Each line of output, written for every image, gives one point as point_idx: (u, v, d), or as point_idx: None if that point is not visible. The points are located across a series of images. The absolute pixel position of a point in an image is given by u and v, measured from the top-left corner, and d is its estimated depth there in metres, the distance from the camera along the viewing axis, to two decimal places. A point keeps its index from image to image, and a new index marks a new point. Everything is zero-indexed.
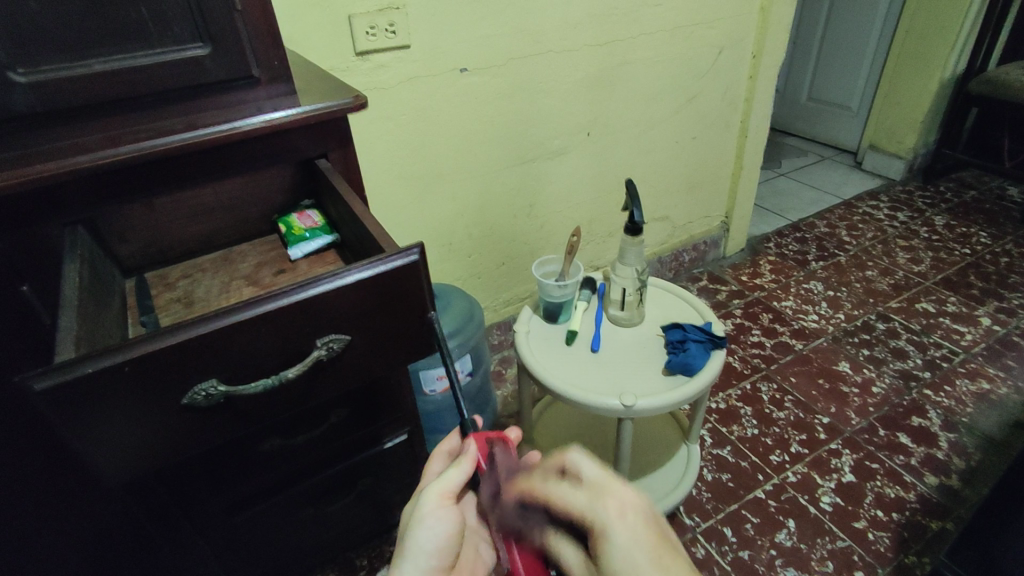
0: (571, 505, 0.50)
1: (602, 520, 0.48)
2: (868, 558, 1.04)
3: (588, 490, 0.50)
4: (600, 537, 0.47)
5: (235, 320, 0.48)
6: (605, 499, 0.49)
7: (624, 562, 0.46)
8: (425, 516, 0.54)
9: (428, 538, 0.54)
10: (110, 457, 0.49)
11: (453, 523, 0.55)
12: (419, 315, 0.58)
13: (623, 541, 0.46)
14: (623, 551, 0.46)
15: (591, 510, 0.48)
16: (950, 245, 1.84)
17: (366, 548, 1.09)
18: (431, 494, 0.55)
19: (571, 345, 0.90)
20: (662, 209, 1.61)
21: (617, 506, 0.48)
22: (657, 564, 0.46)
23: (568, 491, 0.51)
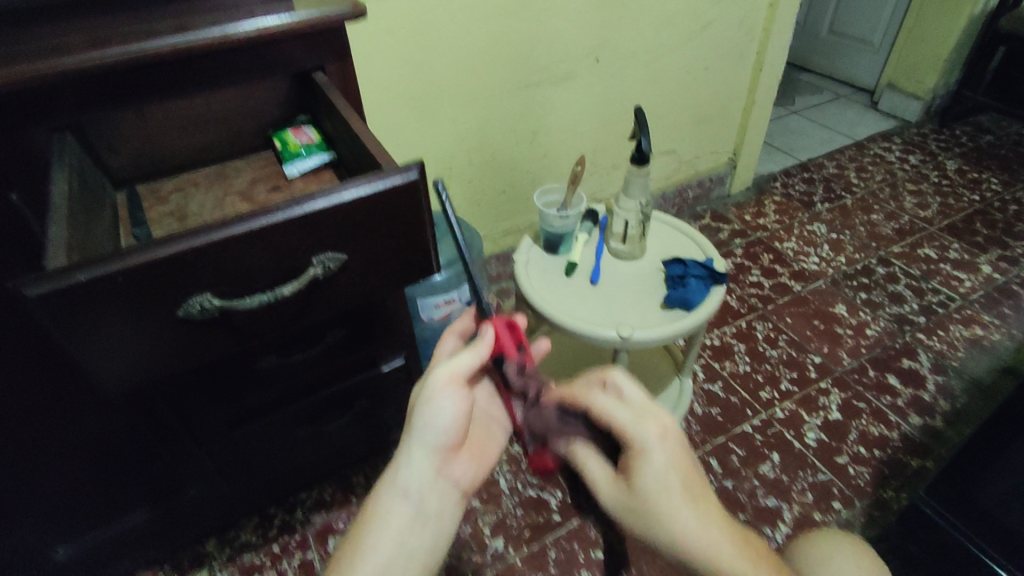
0: (616, 420, 0.57)
1: (643, 440, 0.55)
2: (848, 491, 1.09)
3: (631, 413, 0.57)
4: (638, 455, 0.55)
5: (228, 234, 0.47)
6: (647, 424, 0.56)
7: (654, 479, 0.53)
8: (435, 396, 0.57)
9: (439, 418, 0.58)
10: (108, 366, 0.49)
11: (461, 407, 0.58)
12: (416, 236, 0.57)
13: (660, 462, 0.54)
14: (657, 469, 0.53)
15: (634, 428, 0.56)
16: (959, 191, 1.81)
17: (364, 467, 1.13)
18: (441, 375, 0.58)
19: (570, 277, 0.90)
20: (669, 143, 1.56)
21: (659, 431, 0.56)
22: (685, 492, 0.53)
23: (612, 405, 0.59)
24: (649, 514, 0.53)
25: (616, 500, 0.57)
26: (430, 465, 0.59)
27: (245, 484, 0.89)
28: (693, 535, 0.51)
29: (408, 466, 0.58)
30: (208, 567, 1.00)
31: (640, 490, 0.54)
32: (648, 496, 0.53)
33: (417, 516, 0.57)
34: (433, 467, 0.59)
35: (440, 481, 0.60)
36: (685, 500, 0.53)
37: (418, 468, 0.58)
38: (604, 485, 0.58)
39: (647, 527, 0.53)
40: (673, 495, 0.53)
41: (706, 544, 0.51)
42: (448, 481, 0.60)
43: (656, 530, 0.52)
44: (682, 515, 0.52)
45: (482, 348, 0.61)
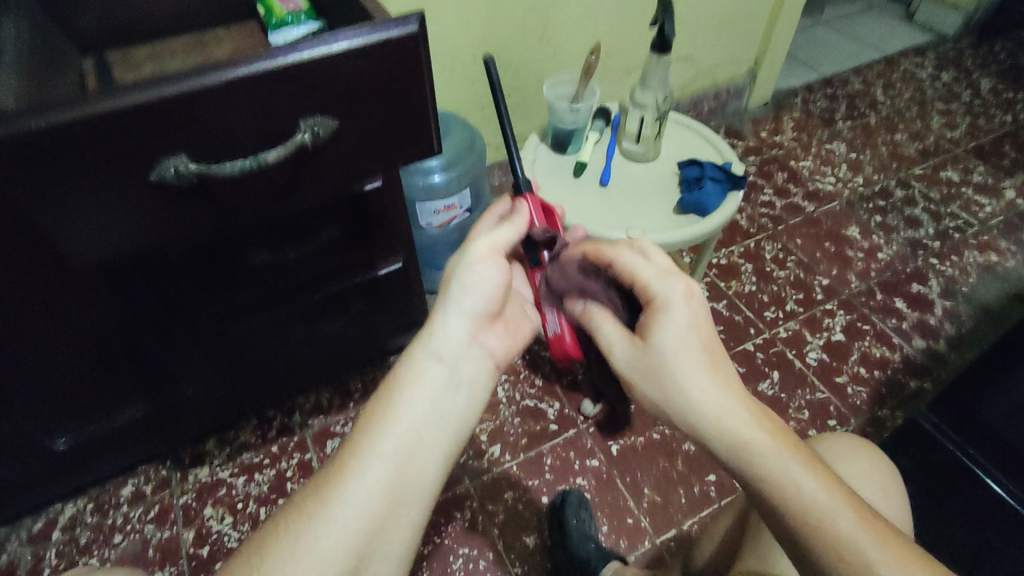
0: (639, 276, 0.56)
1: (666, 296, 0.53)
2: (844, 410, 1.08)
3: (655, 269, 0.56)
4: (660, 311, 0.53)
5: (202, 84, 0.42)
6: (672, 282, 0.54)
7: (671, 337, 0.52)
8: (477, 262, 0.57)
9: (477, 281, 0.57)
10: (79, 233, 0.46)
11: (499, 273, 0.58)
12: (416, 103, 0.51)
13: (681, 317, 0.52)
14: (678, 323, 0.52)
15: (656, 285, 0.54)
16: (990, 112, 1.71)
17: (361, 373, 1.12)
18: (483, 244, 0.58)
19: (579, 178, 0.85)
20: (687, 48, 1.46)
21: (684, 289, 0.54)
22: (705, 355, 0.51)
23: (637, 260, 0.57)
24: (662, 367, 0.52)
25: (629, 357, 0.55)
26: (465, 331, 0.56)
27: (240, 383, 0.88)
28: (702, 397, 0.49)
29: (443, 329, 0.55)
30: (208, 465, 1.01)
31: (656, 345, 0.52)
32: (665, 351, 0.52)
33: (452, 380, 0.54)
34: (468, 334, 0.57)
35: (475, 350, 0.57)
36: (706, 361, 0.51)
37: (453, 333, 0.56)
38: (617, 344, 0.56)
39: (659, 385, 0.52)
40: (691, 355, 0.51)
41: (720, 407, 0.49)
42: (484, 350, 0.58)
43: (666, 387, 0.51)
44: (697, 374, 0.50)
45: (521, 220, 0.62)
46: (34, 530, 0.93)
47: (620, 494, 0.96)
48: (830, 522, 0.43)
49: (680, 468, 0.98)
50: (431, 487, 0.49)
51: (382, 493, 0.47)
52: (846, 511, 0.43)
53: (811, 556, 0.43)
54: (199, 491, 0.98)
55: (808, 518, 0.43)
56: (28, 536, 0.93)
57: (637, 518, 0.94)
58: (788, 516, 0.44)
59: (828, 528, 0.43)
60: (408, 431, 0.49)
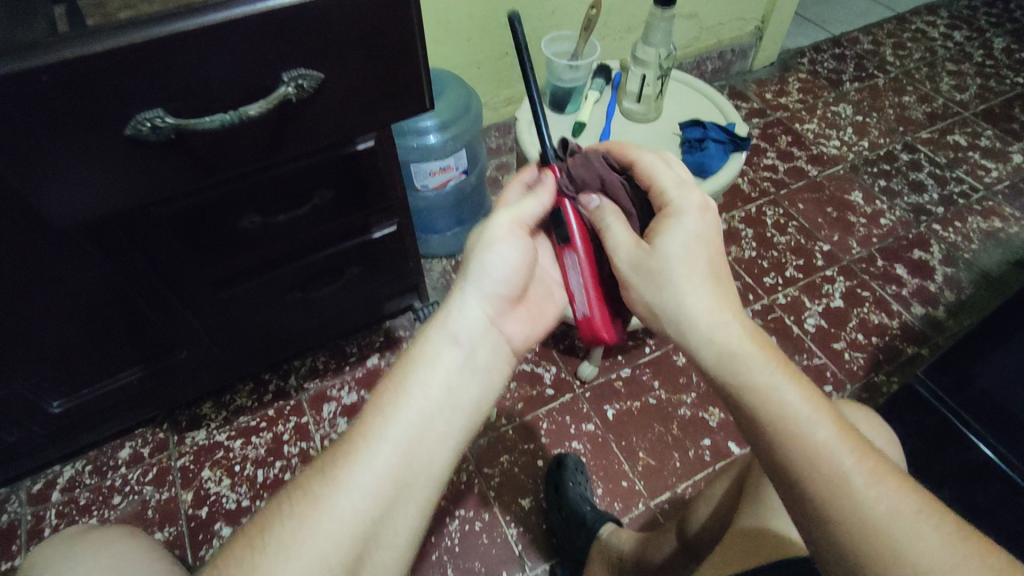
0: (658, 181, 0.55)
1: (681, 204, 0.53)
2: (840, 375, 1.08)
3: (677, 180, 0.55)
4: (673, 216, 0.52)
5: (175, 30, 0.39)
6: (692, 196, 0.54)
7: (679, 244, 0.51)
8: (498, 240, 0.54)
9: (499, 260, 0.54)
10: (54, 192, 0.44)
11: (523, 253, 0.55)
12: (406, 56, 0.49)
13: (694, 227, 0.52)
14: (689, 231, 0.52)
15: (674, 192, 0.53)
16: (1002, 73, 1.67)
17: (357, 337, 1.11)
18: (504, 219, 0.55)
19: (577, 138, 0.82)
20: (692, 4, 1.40)
21: (700, 203, 0.54)
22: (708, 269, 0.51)
23: (660, 169, 0.56)
24: (667, 270, 0.50)
25: (634, 255, 0.53)
26: (484, 313, 0.54)
27: (233, 348, 0.87)
28: (701, 304, 0.49)
29: (459, 309, 0.53)
30: (205, 427, 1.01)
31: (663, 248, 0.51)
32: (671, 253, 0.51)
33: (467, 366, 0.52)
34: (486, 315, 0.55)
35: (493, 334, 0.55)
36: (711, 273, 0.50)
37: (471, 313, 0.54)
38: (621, 245, 0.55)
39: (657, 283, 0.51)
40: (694, 263, 0.51)
41: (718, 317, 0.48)
42: (502, 334, 0.56)
43: (665, 287, 0.50)
44: (699, 282, 0.50)
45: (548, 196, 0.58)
46: (33, 490, 0.94)
47: (615, 458, 0.96)
48: (808, 438, 0.42)
49: (675, 433, 0.99)
50: (440, 472, 0.48)
51: (389, 481, 0.45)
52: (825, 422, 0.42)
53: (779, 462, 0.43)
54: (197, 453, 0.98)
55: (780, 428, 0.43)
56: (27, 497, 0.93)
57: (632, 481, 0.94)
58: (763, 420, 0.44)
59: (807, 440, 0.42)
60: (421, 417, 0.48)
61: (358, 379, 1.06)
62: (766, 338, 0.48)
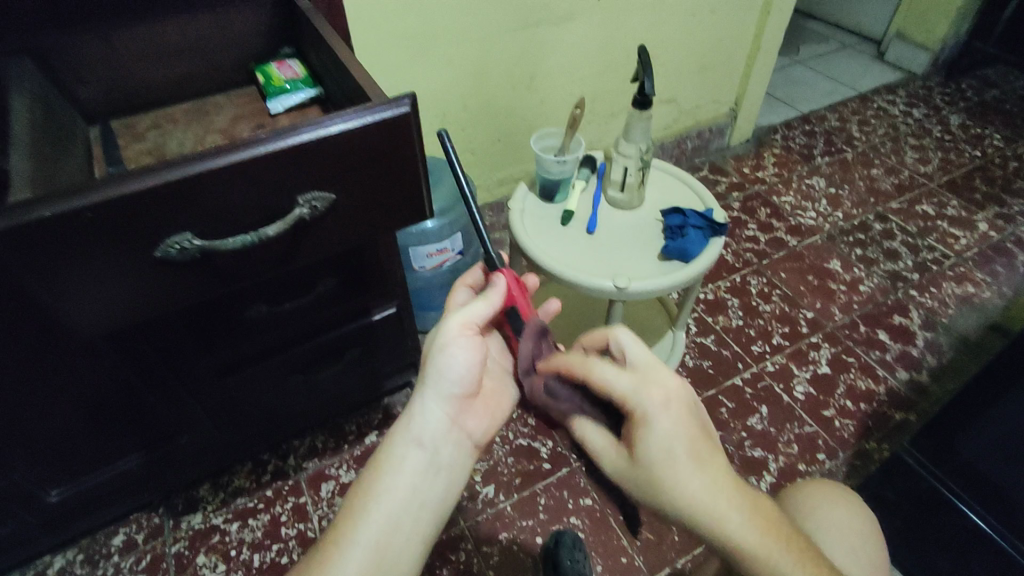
0: (613, 386, 0.56)
1: (645, 408, 0.54)
2: (832, 443, 1.10)
3: (632, 377, 0.56)
4: (641, 424, 0.54)
5: (206, 168, 0.44)
6: (650, 394, 0.54)
7: (660, 454, 0.52)
8: (448, 345, 0.60)
9: (451, 364, 0.60)
10: (85, 308, 0.47)
11: (473, 352, 0.60)
12: (408, 176, 0.54)
13: (665, 432, 0.53)
14: (659, 437, 0.53)
15: (634, 395, 0.55)
16: (961, 146, 1.78)
17: (355, 416, 1.12)
18: (453, 324, 0.61)
19: (566, 226, 0.88)
20: (669, 90, 1.51)
21: (660, 396, 0.54)
22: (694, 461, 0.52)
23: (612, 374, 0.57)
24: (658, 490, 0.52)
25: (620, 471, 0.56)
26: (444, 412, 0.60)
27: (235, 433, 0.89)
28: (698, 506, 0.50)
29: (421, 414, 0.59)
30: (201, 511, 1.00)
31: (646, 460, 0.53)
32: (656, 463, 0.53)
33: (432, 465, 0.58)
34: (447, 414, 0.60)
35: (455, 431, 0.60)
36: (697, 468, 0.51)
37: (432, 417, 0.59)
38: (604, 451, 0.58)
39: (653, 498, 0.53)
40: (682, 466, 0.52)
41: (720, 513, 0.50)
42: (463, 430, 0.61)
43: (666, 505, 0.52)
44: (693, 485, 0.51)
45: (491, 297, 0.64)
46: None
47: (613, 533, 0.96)
48: None
49: None
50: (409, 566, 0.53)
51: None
52: None
53: None
54: (192, 539, 0.97)
55: None
56: None
57: (631, 557, 0.94)
58: None
59: None
60: (388, 517, 0.54)
61: (356, 457, 1.07)
62: (774, 519, 0.51)
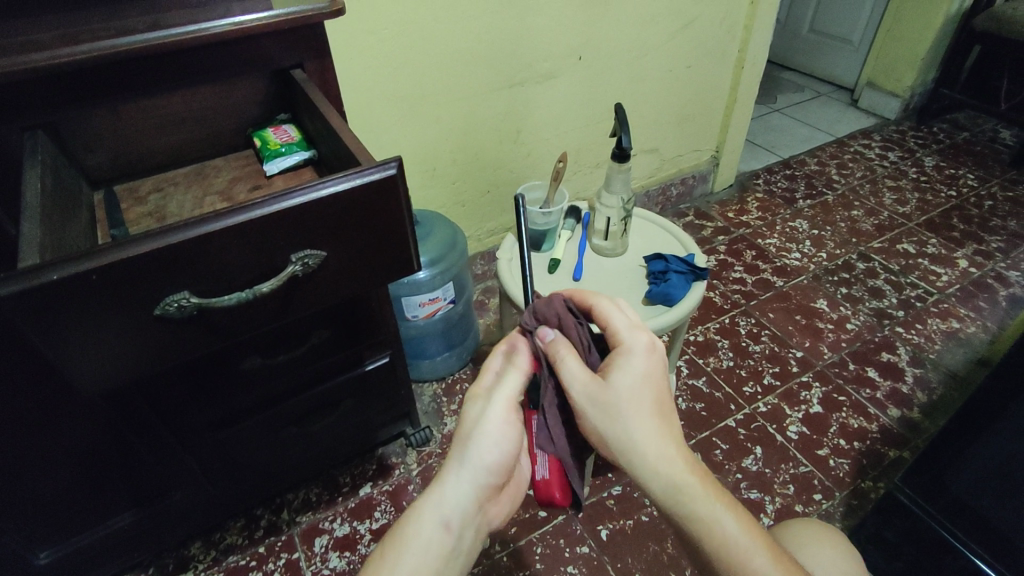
0: (611, 322, 0.60)
1: (633, 344, 0.58)
2: (828, 482, 1.10)
3: (628, 322, 0.60)
4: (623, 356, 0.58)
5: (206, 231, 0.47)
6: (642, 334, 0.59)
7: (630, 383, 0.56)
8: (491, 432, 0.57)
9: (488, 451, 0.57)
10: (85, 366, 0.49)
11: (512, 440, 0.58)
12: (397, 232, 0.57)
13: (643, 369, 0.57)
14: (637, 373, 0.57)
15: (626, 332, 0.59)
16: (937, 187, 1.84)
17: (349, 467, 1.12)
18: (499, 405, 0.58)
19: (553, 274, 0.91)
20: (652, 141, 1.58)
21: (647, 343, 0.59)
22: (656, 404, 0.56)
23: (612, 313, 0.61)
24: (625, 413, 0.55)
25: (591, 391, 0.56)
26: (474, 500, 0.57)
27: (229, 487, 0.89)
28: (644, 436, 0.55)
29: (451, 496, 0.57)
30: (191, 570, 0.99)
31: (618, 385, 0.56)
32: (623, 391, 0.56)
33: (451, 552, 0.56)
34: (476, 502, 0.58)
35: (478, 517, 0.58)
36: (658, 410, 0.56)
37: (459, 500, 0.57)
38: (577, 376, 0.57)
39: (610, 419, 0.55)
40: (644, 401, 0.56)
41: (662, 443, 0.55)
42: (484, 517, 0.59)
43: (622, 427, 0.55)
44: (646, 419, 0.55)
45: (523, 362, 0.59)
46: None
47: None
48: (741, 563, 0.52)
49: (671, 552, 0.98)
50: None
51: None
52: (759, 553, 0.52)
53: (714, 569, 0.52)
54: None
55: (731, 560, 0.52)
56: None
57: None
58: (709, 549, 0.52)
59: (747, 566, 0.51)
60: None
61: (350, 510, 1.06)
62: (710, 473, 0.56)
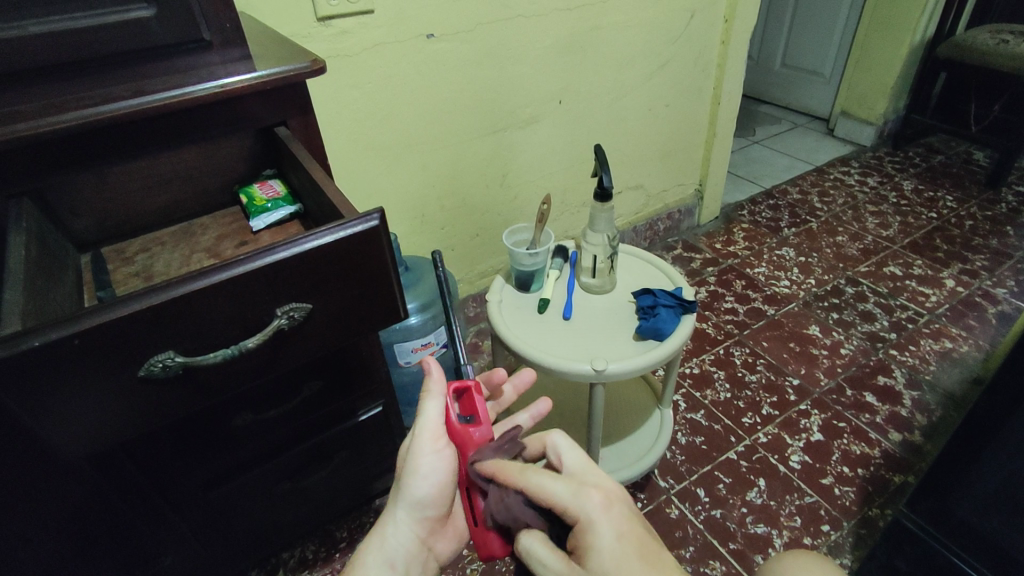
0: (553, 497, 0.51)
1: (588, 512, 0.50)
2: (835, 512, 1.08)
3: (569, 483, 0.52)
4: (583, 528, 0.50)
5: (190, 290, 0.47)
6: (589, 492, 0.51)
7: (608, 558, 0.48)
8: (419, 467, 0.59)
9: (424, 484, 0.60)
10: (66, 433, 0.48)
11: (446, 470, 0.61)
12: (381, 282, 0.57)
13: (609, 535, 0.49)
14: (606, 541, 0.49)
15: (574, 501, 0.51)
16: (918, 209, 1.88)
17: (346, 520, 1.09)
18: (424, 440, 0.60)
19: (543, 314, 0.91)
20: (636, 178, 1.61)
21: (600, 499, 0.51)
22: (643, 558, 0.49)
23: (547, 481, 0.52)
24: None
25: None
26: (417, 533, 0.62)
27: (221, 550, 0.86)
28: None
29: (393, 530, 0.61)
30: None
31: (598, 570, 0.48)
32: (607, 570, 0.48)
33: None
34: (418, 539, 0.62)
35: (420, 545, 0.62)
36: (647, 568, 0.48)
37: (402, 536, 0.61)
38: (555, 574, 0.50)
39: None
40: (632, 562, 0.48)
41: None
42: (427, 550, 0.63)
43: None
44: None
45: (437, 387, 0.62)
46: None
47: None
48: None
49: None
50: None
51: None
52: None
53: None
54: None
55: None
56: None
57: None
58: None
59: None
60: None
61: (347, 566, 1.03)
62: None
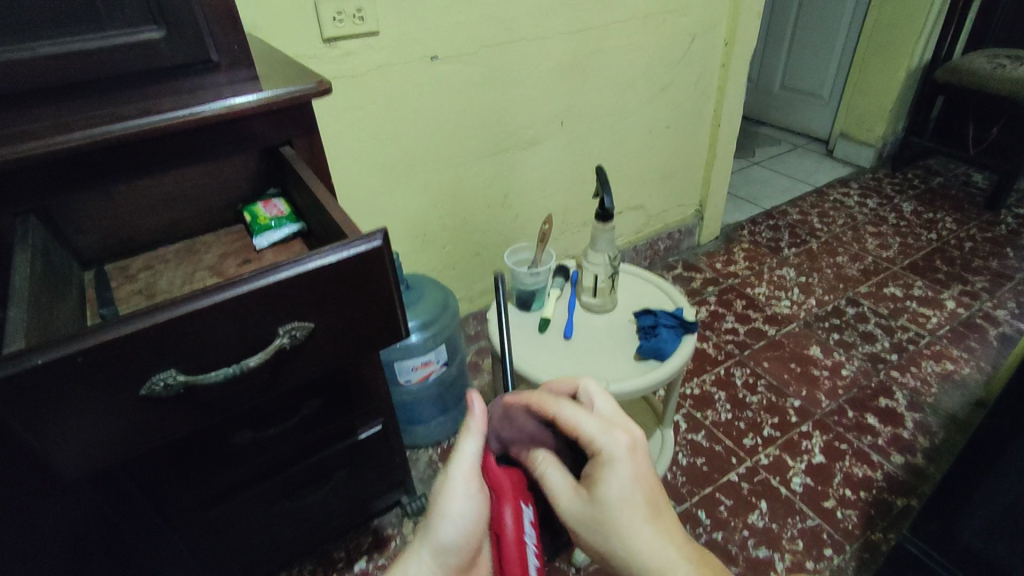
0: (581, 428, 0.50)
1: (612, 450, 0.49)
2: (837, 536, 1.07)
3: (599, 421, 0.51)
4: (604, 464, 0.48)
5: (193, 309, 0.48)
6: (618, 431, 0.49)
7: (622, 489, 0.48)
8: (448, 508, 0.48)
9: (451, 530, 0.49)
10: (65, 452, 0.48)
11: (481, 518, 0.49)
12: (384, 301, 0.57)
13: (628, 476, 0.48)
14: (623, 480, 0.48)
15: (602, 438, 0.49)
16: (917, 231, 1.89)
17: (344, 541, 1.08)
18: (458, 474, 0.49)
19: (544, 333, 0.91)
20: (637, 198, 1.62)
21: (627, 441, 0.49)
22: (648, 507, 0.49)
23: (579, 415, 0.51)
24: (613, 527, 0.48)
25: (579, 512, 0.48)
26: None
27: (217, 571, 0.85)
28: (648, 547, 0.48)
29: None
30: None
31: (605, 500, 0.47)
32: (614, 504, 0.48)
33: None
34: None
35: None
36: (648, 514, 0.49)
37: None
38: (560, 497, 0.49)
39: (607, 538, 0.48)
40: (638, 506, 0.48)
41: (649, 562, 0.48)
42: None
43: (614, 540, 0.48)
44: (646, 529, 0.48)
45: (478, 422, 0.51)
46: None
47: None
48: None
49: None
50: None
51: None
52: None
53: None
54: None
55: None
56: None
57: None
58: None
59: None
60: None
61: None
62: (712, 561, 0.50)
